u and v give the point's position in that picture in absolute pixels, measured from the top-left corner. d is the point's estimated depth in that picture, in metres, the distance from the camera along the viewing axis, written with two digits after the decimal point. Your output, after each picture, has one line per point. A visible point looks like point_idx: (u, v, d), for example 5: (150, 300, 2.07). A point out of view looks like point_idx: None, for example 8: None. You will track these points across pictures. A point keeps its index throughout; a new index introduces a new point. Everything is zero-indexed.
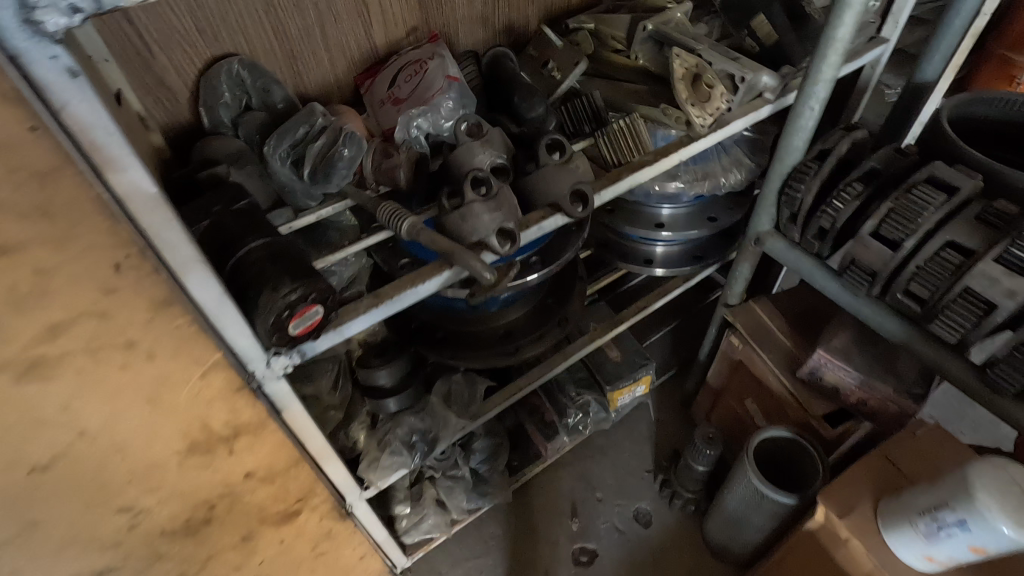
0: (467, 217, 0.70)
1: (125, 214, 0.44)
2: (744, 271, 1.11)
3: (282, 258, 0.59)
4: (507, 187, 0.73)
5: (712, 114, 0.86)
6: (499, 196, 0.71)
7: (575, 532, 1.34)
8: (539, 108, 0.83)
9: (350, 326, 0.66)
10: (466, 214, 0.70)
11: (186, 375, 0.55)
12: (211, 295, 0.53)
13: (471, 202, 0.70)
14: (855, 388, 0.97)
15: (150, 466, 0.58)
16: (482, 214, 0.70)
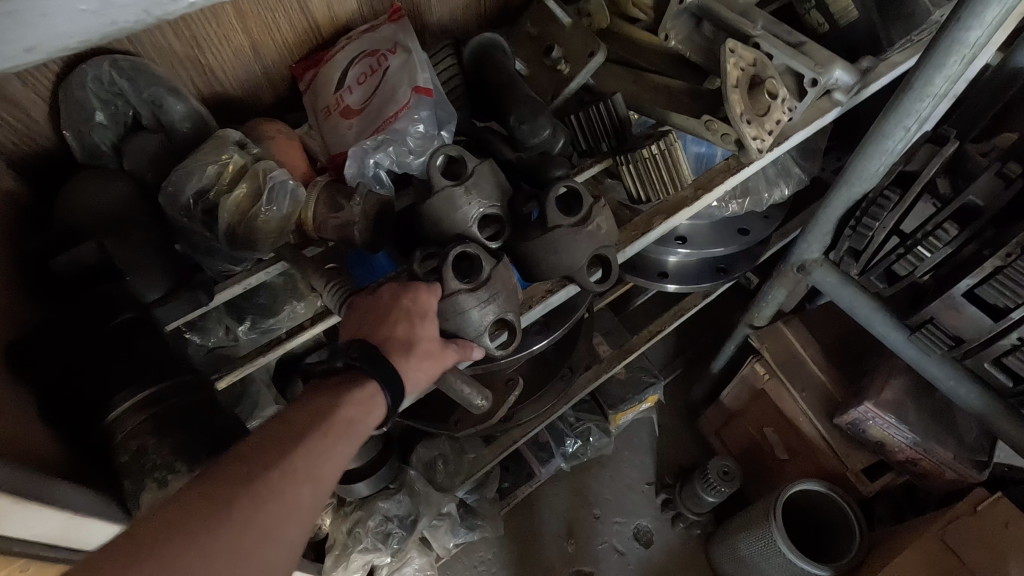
0: (452, 310, 0.51)
1: None
2: (778, 296, 0.92)
3: (178, 427, 0.42)
4: (502, 263, 0.53)
5: (771, 131, 0.65)
6: (493, 280, 0.52)
7: (571, 555, 1.22)
8: (545, 130, 0.61)
9: None
10: (446, 310, 0.51)
11: None
12: (61, 524, 0.35)
13: (455, 292, 0.50)
14: (905, 448, 0.84)
15: None
16: (471, 310, 0.51)
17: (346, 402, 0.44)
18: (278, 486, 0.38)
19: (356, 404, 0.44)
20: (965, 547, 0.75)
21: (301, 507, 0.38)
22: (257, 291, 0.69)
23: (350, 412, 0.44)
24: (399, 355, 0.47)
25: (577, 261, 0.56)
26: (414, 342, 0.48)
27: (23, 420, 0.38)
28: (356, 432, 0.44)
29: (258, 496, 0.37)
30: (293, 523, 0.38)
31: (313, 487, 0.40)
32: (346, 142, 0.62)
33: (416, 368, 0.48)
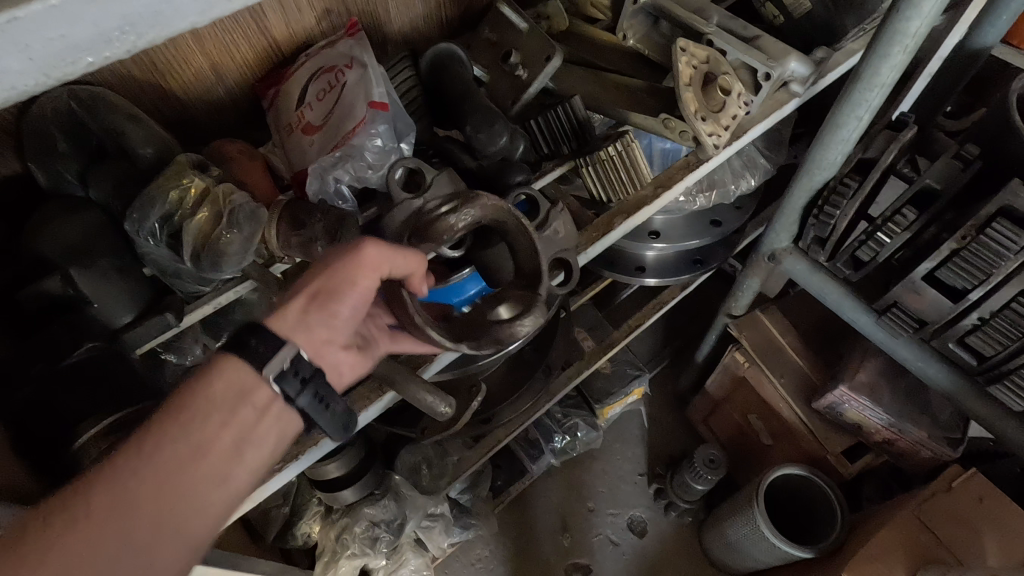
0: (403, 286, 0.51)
1: None
2: (753, 285, 0.93)
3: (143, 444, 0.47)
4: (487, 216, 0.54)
5: (728, 126, 0.66)
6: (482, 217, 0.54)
7: (567, 549, 1.23)
8: (502, 137, 0.62)
9: (263, 489, 0.49)
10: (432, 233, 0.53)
11: None
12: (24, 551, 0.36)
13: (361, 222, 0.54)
14: (881, 428, 0.86)
15: None
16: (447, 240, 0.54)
17: (217, 381, 0.40)
18: (142, 467, 0.37)
19: (229, 374, 0.41)
20: (940, 524, 0.76)
21: (173, 489, 0.38)
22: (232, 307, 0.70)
23: (222, 383, 0.41)
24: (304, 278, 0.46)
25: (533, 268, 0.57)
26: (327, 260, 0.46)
27: None
28: (236, 399, 0.41)
29: (118, 493, 0.36)
30: (172, 507, 0.38)
31: (186, 460, 0.38)
32: (308, 159, 0.63)
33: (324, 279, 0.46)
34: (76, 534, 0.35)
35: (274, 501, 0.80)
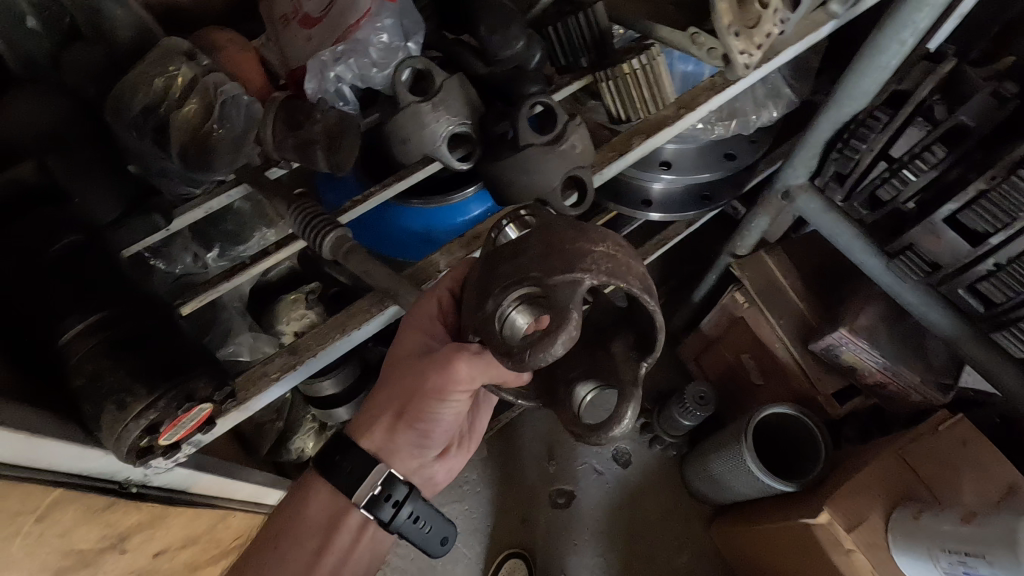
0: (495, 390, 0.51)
1: None
2: (760, 224, 0.91)
3: (133, 345, 0.39)
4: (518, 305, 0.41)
5: (761, 45, 0.60)
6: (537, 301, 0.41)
7: (552, 475, 1.27)
8: (520, 40, 0.57)
9: (259, 399, 0.48)
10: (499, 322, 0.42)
11: (17, 524, 0.38)
12: (16, 446, 0.35)
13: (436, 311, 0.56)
14: (875, 371, 0.86)
15: None
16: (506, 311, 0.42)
17: (313, 500, 0.56)
18: (278, 544, 0.55)
19: (322, 497, 0.56)
20: (921, 464, 0.78)
21: (295, 558, 0.55)
22: (222, 215, 0.66)
23: (317, 499, 0.56)
24: (410, 433, 0.55)
25: (545, 182, 0.54)
26: (417, 430, 0.55)
27: None
28: (328, 519, 0.55)
29: (264, 556, 0.55)
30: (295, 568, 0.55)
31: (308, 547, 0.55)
32: (306, 55, 0.58)
33: (411, 442, 0.56)
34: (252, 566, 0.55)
35: (267, 415, 0.79)
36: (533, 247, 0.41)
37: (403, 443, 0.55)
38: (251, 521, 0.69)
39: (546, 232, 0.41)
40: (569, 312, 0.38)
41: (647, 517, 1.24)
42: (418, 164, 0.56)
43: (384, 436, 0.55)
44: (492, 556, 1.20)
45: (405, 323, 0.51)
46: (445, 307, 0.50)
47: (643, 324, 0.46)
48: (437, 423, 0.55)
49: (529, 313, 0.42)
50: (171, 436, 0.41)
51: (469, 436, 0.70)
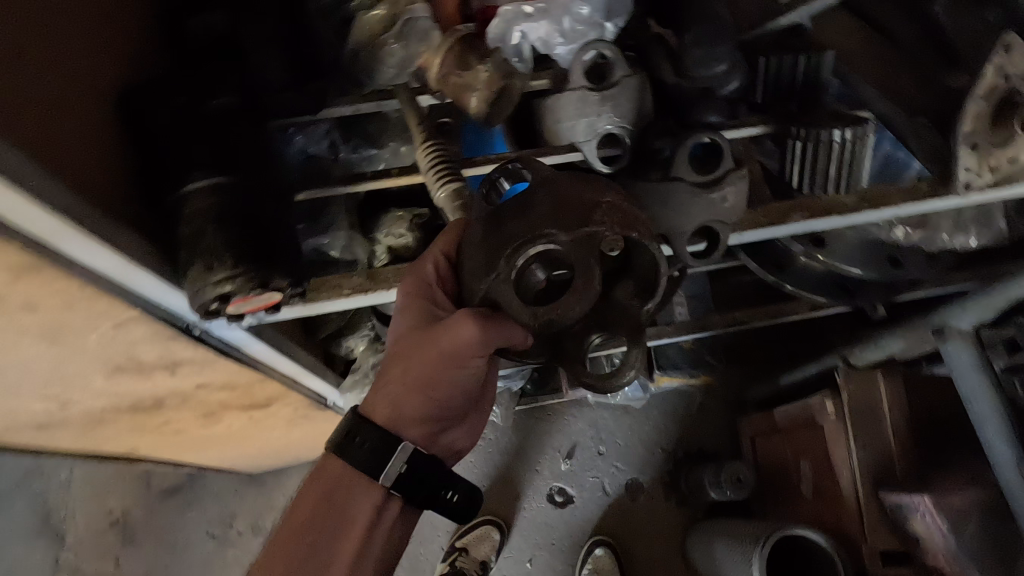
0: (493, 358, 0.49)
1: None
2: (893, 346, 0.80)
3: (236, 217, 0.41)
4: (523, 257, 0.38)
5: (998, 169, 0.49)
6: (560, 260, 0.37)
7: (561, 472, 1.26)
8: (722, 64, 0.52)
9: (325, 305, 0.50)
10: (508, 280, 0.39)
11: (96, 324, 0.43)
12: (117, 262, 0.39)
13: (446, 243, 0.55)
14: (939, 554, 0.75)
15: (69, 375, 0.50)
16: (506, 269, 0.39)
17: (332, 471, 0.57)
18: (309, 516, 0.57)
19: (337, 470, 0.57)
20: None
21: (329, 525, 0.57)
22: (370, 117, 0.68)
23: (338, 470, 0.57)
24: (422, 398, 0.53)
25: (678, 224, 0.48)
26: (433, 397, 0.53)
27: (116, 163, 0.41)
28: (353, 485, 0.57)
29: (303, 530, 0.57)
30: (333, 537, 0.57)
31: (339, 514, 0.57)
32: None
33: (429, 408, 0.54)
34: (292, 539, 0.57)
35: None
36: (544, 203, 0.39)
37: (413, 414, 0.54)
38: (285, 390, 0.74)
39: (554, 187, 0.40)
40: (590, 267, 0.37)
41: (631, 556, 1.21)
42: (561, 150, 0.53)
43: (393, 405, 0.54)
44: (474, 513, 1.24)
45: (401, 291, 0.50)
46: (442, 271, 0.49)
47: (646, 270, 0.41)
48: (453, 386, 0.53)
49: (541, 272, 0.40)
50: (236, 308, 0.43)
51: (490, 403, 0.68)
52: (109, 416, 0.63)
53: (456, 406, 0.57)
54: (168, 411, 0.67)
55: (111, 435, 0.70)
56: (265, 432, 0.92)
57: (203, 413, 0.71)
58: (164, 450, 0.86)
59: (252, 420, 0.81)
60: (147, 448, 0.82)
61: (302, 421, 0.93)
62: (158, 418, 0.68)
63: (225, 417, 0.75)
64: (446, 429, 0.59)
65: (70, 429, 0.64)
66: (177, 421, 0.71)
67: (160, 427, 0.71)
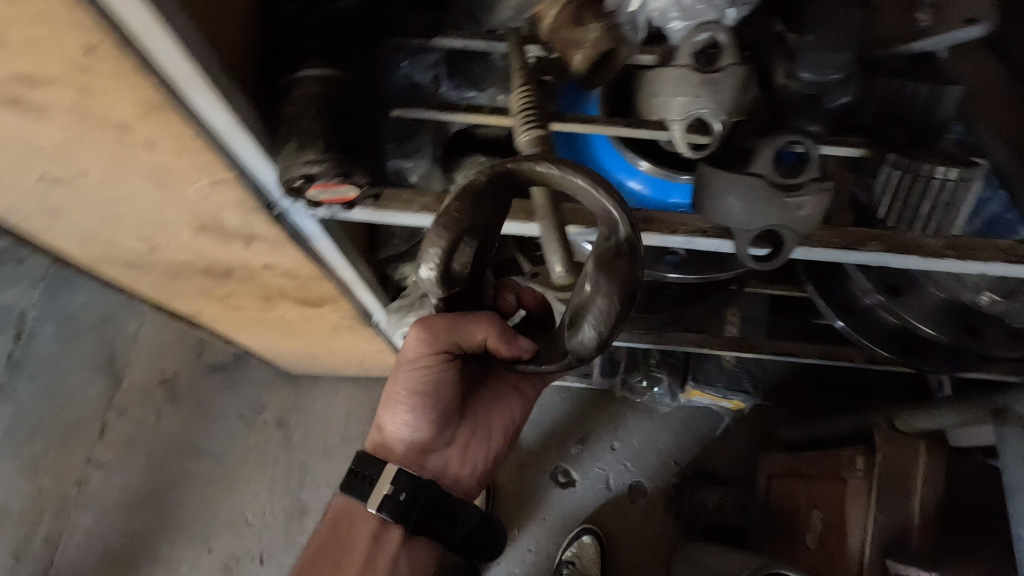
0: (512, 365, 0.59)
1: (115, 23, 0.33)
2: (944, 420, 0.77)
3: (336, 112, 0.45)
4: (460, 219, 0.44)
5: None
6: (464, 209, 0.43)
7: (570, 455, 1.28)
8: (837, 74, 0.52)
9: (393, 216, 0.53)
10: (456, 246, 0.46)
11: (194, 176, 0.48)
12: (226, 124, 0.43)
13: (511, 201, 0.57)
14: None
15: (161, 220, 0.56)
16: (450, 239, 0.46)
17: (341, 518, 0.77)
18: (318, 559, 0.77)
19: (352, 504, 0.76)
20: None
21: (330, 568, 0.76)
22: (476, 59, 0.70)
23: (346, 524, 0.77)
24: (404, 414, 0.74)
25: (747, 221, 0.48)
26: (393, 447, 0.77)
27: (246, 36, 0.45)
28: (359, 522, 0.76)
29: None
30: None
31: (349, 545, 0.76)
32: None
33: (396, 444, 0.77)
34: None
35: None
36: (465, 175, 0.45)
37: (419, 411, 0.74)
38: (337, 295, 0.80)
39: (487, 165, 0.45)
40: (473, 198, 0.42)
41: (615, 554, 1.22)
42: (648, 126, 0.53)
43: (396, 424, 0.76)
44: None
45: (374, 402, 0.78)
46: None
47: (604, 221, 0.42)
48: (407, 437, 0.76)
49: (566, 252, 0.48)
50: (316, 193, 0.47)
51: (490, 430, 0.84)
52: (185, 272, 0.70)
53: (418, 461, 0.78)
54: (234, 283, 0.73)
55: (183, 292, 0.77)
56: (311, 333, 0.99)
57: (262, 295, 0.78)
58: (222, 323, 0.94)
59: (301, 316, 0.88)
60: (208, 317, 0.91)
61: (345, 332, 0.99)
62: (224, 287, 0.75)
63: (280, 305, 0.81)
64: (426, 457, 0.79)
65: (150, 275, 0.71)
66: (239, 295, 0.78)
67: (224, 296, 0.78)
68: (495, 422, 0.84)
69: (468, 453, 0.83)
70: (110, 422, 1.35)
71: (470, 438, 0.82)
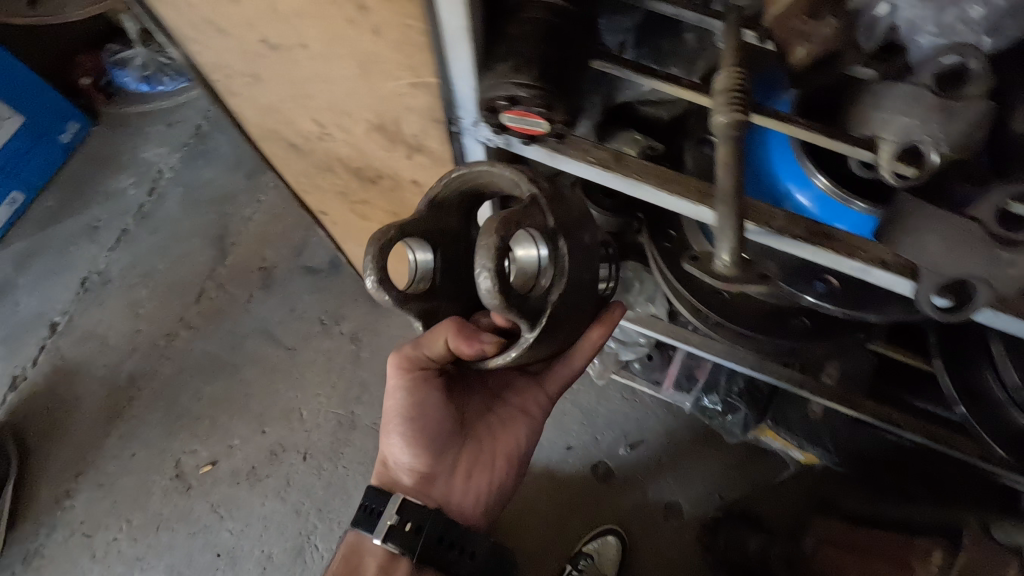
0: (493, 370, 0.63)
1: None
2: None
3: (556, 42, 0.46)
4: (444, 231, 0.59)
5: None
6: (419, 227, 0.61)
7: (616, 454, 1.27)
8: None
9: (566, 162, 0.54)
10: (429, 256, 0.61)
11: (398, 73, 0.50)
12: (456, 29, 0.43)
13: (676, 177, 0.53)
14: None
15: (344, 110, 0.59)
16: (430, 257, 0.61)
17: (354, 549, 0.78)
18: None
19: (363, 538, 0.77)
20: None
21: None
22: (671, 33, 0.69)
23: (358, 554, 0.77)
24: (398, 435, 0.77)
25: (942, 265, 0.47)
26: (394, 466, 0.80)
27: None
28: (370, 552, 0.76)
29: None
30: None
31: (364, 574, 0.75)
32: None
33: (396, 463, 0.79)
34: None
35: None
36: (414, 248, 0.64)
37: (408, 434, 0.76)
38: None
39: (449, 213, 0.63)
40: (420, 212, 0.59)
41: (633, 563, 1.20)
42: (852, 141, 0.49)
43: (394, 452, 0.79)
44: None
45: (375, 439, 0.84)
46: None
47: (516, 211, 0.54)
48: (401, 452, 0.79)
49: (532, 242, 0.58)
50: (511, 118, 0.48)
51: (500, 454, 0.83)
52: (337, 168, 0.73)
53: (419, 476, 0.79)
54: (376, 191, 0.76)
55: (325, 188, 0.81)
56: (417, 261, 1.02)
57: (394, 210, 0.81)
58: (342, 228, 0.98)
59: None
60: (333, 218, 0.95)
61: None
62: (365, 193, 0.78)
63: None
64: (429, 481, 0.79)
65: (305, 163, 0.75)
66: (374, 205, 0.81)
67: (360, 202, 0.81)
68: (505, 442, 0.84)
69: (477, 477, 0.82)
70: (209, 290, 1.45)
71: (478, 460, 0.82)
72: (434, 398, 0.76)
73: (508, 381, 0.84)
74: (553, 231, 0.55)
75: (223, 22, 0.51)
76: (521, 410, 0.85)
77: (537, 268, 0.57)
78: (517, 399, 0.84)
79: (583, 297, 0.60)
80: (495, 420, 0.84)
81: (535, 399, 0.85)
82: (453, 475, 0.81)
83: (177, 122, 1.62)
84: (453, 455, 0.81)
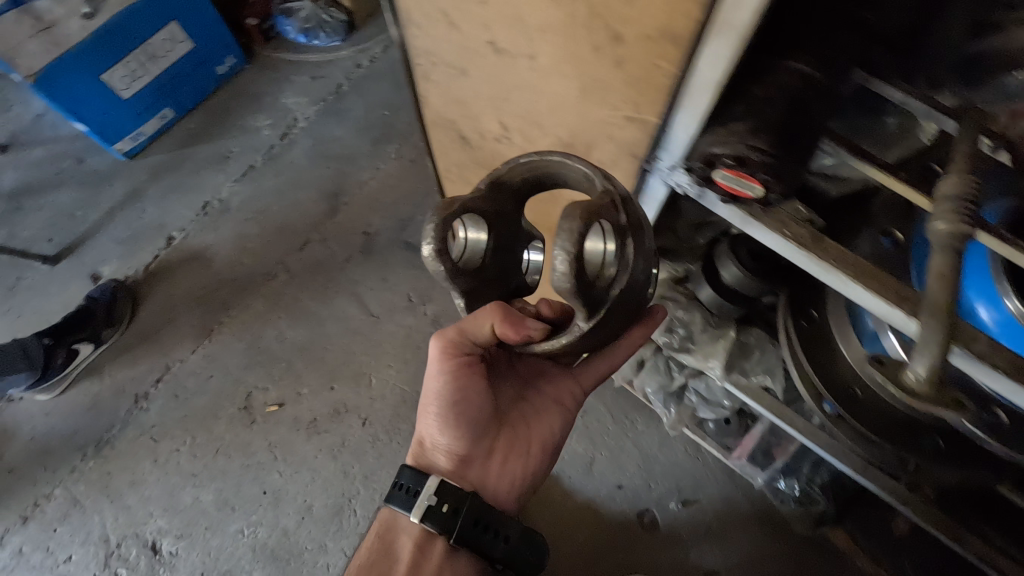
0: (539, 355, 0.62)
1: None
2: None
3: (799, 106, 0.44)
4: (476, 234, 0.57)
5: None
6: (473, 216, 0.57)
7: (666, 506, 1.24)
8: None
9: (756, 227, 0.54)
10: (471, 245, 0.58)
11: (617, 99, 0.52)
12: (708, 75, 0.44)
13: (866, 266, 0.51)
14: None
15: (539, 119, 0.61)
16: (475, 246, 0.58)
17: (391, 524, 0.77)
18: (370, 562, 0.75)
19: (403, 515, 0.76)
20: None
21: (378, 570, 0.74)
22: None
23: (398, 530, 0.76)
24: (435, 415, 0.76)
25: None
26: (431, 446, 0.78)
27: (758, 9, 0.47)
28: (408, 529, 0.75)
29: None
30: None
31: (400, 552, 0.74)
32: None
33: (433, 445, 0.78)
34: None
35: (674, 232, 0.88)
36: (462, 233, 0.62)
37: (444, 417, 0.75)
38: None
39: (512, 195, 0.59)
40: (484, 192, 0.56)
41: None
42: None
43: (431, 432, 0.77)
44: (576, 462, 1.28)
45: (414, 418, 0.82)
46: None
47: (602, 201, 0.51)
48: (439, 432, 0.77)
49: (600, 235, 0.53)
50: (724, 170, 0.46)
51: (535, 445, 0.81)
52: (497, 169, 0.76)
53: (456, 458, 0.77)
54: None
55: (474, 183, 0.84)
56: None
57: None
58: None
59: None
60: None
61: None
62: None
63: None
64: (465, 464, 0.77)
65: (466, 157, 0.78)
66: None
67: None
68: (540, 434, 0.82)
69: (512, 465, 0.79)
70: (312, 241, 1.51)
71: (514, 449, 0.80)
72: (474, 381, 0.75)
73: (541, 369, 0.83)
74: (625, 228, 0.52)
75: (463, 18, 0.55)
76: (558, 401, 0.83)
77: (602, 260, 0.53)
78: (552, 390, 0.83)
79: (634, 296, 0.57)
80: (530, 409, 0.82)
81: (570, 392, 0.83)
82: (488, 461, 0.78)
83: (319, 77, 1.71)
84: (487, 439, 0.79)
